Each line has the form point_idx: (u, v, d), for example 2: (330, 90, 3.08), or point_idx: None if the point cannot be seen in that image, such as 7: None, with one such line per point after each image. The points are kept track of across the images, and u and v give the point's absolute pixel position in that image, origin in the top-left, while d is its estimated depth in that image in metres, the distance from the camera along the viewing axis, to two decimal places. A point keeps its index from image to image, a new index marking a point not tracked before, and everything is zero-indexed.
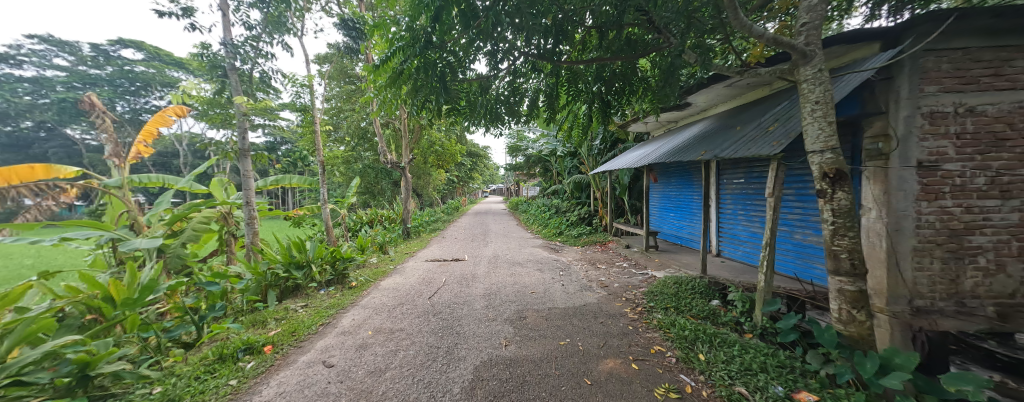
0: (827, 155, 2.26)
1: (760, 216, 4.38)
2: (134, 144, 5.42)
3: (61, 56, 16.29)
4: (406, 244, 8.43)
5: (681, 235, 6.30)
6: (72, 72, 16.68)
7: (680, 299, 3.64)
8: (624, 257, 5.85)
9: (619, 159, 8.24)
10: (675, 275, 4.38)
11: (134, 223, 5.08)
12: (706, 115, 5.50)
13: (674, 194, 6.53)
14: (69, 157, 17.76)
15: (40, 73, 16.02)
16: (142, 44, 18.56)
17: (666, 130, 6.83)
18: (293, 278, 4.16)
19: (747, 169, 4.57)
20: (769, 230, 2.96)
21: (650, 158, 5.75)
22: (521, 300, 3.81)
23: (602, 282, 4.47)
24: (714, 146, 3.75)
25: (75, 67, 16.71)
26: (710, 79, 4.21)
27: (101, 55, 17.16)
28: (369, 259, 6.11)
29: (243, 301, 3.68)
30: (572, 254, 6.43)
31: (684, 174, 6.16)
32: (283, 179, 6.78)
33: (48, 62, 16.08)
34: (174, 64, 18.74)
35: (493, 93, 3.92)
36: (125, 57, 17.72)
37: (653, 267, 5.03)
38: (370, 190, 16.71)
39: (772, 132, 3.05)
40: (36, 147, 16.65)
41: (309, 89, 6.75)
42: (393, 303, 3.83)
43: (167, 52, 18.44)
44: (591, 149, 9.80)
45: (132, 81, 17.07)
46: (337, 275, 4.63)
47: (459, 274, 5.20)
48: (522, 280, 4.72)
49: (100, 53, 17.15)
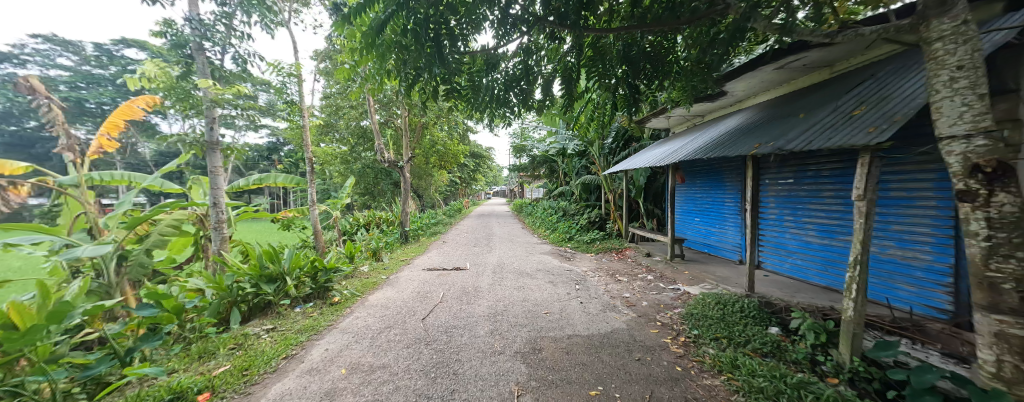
0: (977, 142, 1.55)
1: (816, 223, 3.70)
2: (98, 136, 4.86)
3: (65, 56, 16.02)
4: (403, 249, 7.81)
5: (708, 242, 5.63)
6: (76, 72, 16.28)
7: (730, 326, 2.95)
8: (646, 267, 5.16)
9: (635, 158, 7.54)
10: (715, 293, 3.68)
11: (92, 226, 4.47)
12: (743, 106, 4.83)
13: (700, 196, 5.84)
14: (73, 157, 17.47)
15: (43, 73, 15.75)
16: (145, 44, 18.28)
17: (692, 126, 6.15)
18: (262, 294, 3.51)
19: (799, 168, 3.89)
20: (861, 244, 2.27)
21: (676, 156, 5.06)
22: (534, 324, 3.14)
23: (628, 300, 3.79)
24: (771, 138, 3.06)
25: (79, 67, 16.36)
26: (757, 60, 3.57)
27: (104, 55, 16.92)
28: (360, 268, 5.47)
29: (197, 324, 3.04)
30: (586, 263, 5.74)
31: (714, 174, 5.48)
32: (267, 178, 6.14)
33: (51, 61, 15.82)
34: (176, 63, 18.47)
35: (501, 74, 3.26)
36: (128, 57, 17.42)
37: (683, 281, 4.33)
38: (369, 191, 16.12)
39: (860, 117, 2.37)
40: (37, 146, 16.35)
41: (297, 80, 6.15)
42: (380, 326, 3.17)
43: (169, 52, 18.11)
44: (602, 148, 9.13)
45: None
46: (317, 288, 3.98)
47: (459, 286, 4.53)
48: (533, 296, 4.04)
49: (104, 52, 16.92)
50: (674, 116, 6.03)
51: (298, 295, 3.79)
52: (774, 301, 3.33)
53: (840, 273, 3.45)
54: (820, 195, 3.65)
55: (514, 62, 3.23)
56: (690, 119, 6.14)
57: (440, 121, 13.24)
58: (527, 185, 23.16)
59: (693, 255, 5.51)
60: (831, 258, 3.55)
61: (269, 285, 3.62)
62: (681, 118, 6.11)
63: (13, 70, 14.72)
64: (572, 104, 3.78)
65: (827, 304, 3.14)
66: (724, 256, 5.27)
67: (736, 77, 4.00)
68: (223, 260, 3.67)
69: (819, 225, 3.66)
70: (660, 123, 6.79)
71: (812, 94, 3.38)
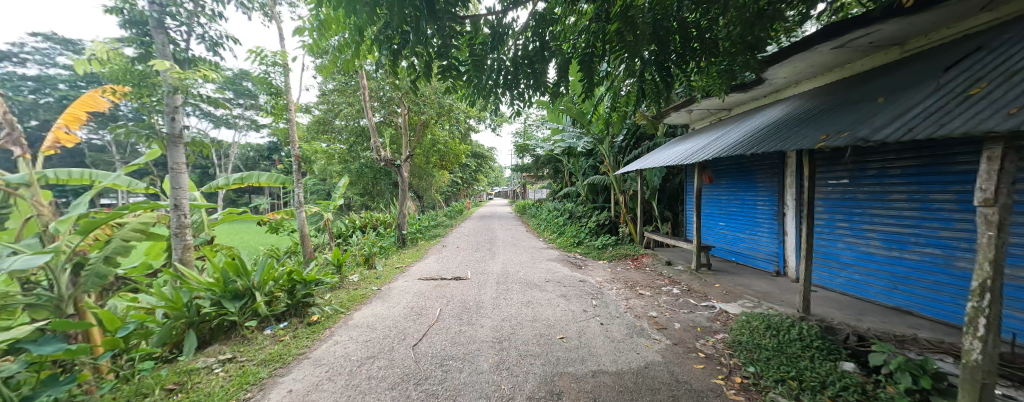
0: None
1: (880, 232, 3.14)
2: (53, 130, 4.33)
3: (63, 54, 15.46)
4: (399, 255, 7.29)
5: (736, 250, 5.06)
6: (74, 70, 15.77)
7: (793, 359, 2.37)
8: (669, 278, 4.59)
9: (650, 157, 6.98)
10: (761, 313, 3.11)
11: (43, 231, 3.85)
12: (780, 97, 4.28)
13: (727, 198, 5.26)
14: (71, 156, 17.17)
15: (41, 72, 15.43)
16: None
17: (715, 121, 5.61)
18: (225, 314, 2.97)
19: (856, 167, 3.33)
20: (990, 266, 1.70)
21: (702, 153, 4.48)
22: (548, 355, 2.58)
23: (656, 321, 3.22)
24: (841, 126, 2.48)
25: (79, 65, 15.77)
26: (815, 37, 3.01)
27: None
28: (348, 277, 4.90)
29: (139, 353, 2.50)
30: (600, 273, 5.18)
31: (744, 173, 4.93)
32: (249, 176, 5.60)
33: (49, 60, 14.88)
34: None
35: (508, 51, 2.72)
36: None
37: (716, 297, 3.76)
38: (368, 192, 15.64)
39: (984, 95, 1.81)
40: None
41: (282, 69, 5.60)
42: (361, 356, 2.61)
43: None
44: (612, 146, 8.56)
45: None
46: (294, 304, 3.44)
47: (459, 300, 3.98)
48: (545, 314, 3.49)
49: None
50: (696, 109, 5.50)
51: (270, 313, 3.24)
52: (837, 326, 2.76)
53: (913, 291, 2.91)
54: (886, 199, 3.08)
55: (524, 37, 2.72)
56: (713, 113, 5.59)
57: (441, 120, 12.75)
58: (529, 186, 22.57)
59: (721, 265, 4.93)
60: (901, 274, 2.99)
61: (234, 302, 3.07)
62: (703, 112, 5.57)
63: (10, 69, 14.44)
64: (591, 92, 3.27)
65: (907, 332, 2.58)
66: (755, 266, 4.73)
67: (782, 61, 3.44)
68: (182, 271, 3.14)
69: (884, 233, 3.10)
70: (678, 118, 6.25)
71: (878, 79, 2.84)
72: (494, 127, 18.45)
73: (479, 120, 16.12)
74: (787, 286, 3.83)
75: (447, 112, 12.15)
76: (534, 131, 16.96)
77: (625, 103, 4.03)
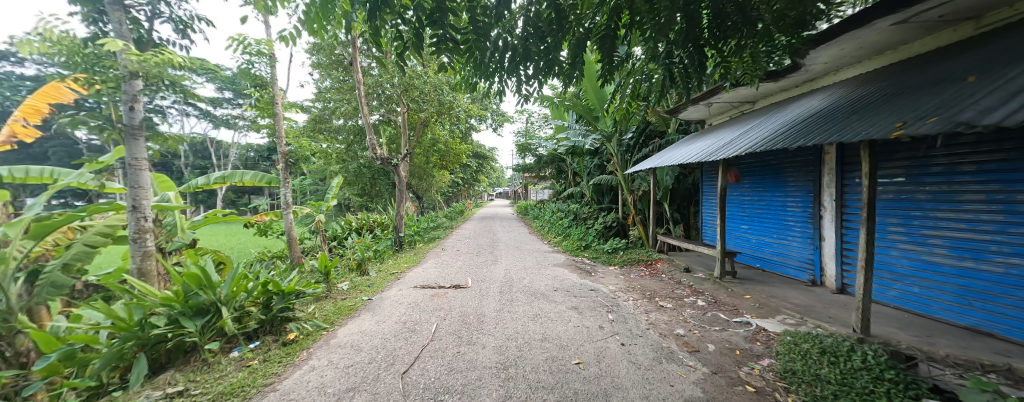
0: None
1: (948, 238, 2.70)
2: (10, 123, 4.00)
3: None
4: (395, 259, 6.88)
5: (763, 255, 4.60)
6: None
7: (866, 396, 1.92)
8: (690, 288, 4.14)
9: (663, 155, 6.53)
10: (809, 334, 2.66)
11: None
12: (815, 87, 3.86)
13: (753, 199, 4.81)
14: None
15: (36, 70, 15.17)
16: None
17: (736, 116, 5.19)
18: (183, 334, 2.53)
19: (916, 162, 2.89)
20: None
21: (726, 150, 4.01)
22: (563, 387, 2.14)
23: (685, 341, 2.77)
24: (926, 111, 2.02)
25: None
26: (877, 10, 2.55)
27: None
28: (337, 286, 4.47)
29: (71, 385, 2.08)
30: (612, 280, 4.73)
31: (772, 172, 4.49)
32: (232, 175, 5.17)
33: None
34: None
35: (514, 23, 2.29)
36: None
37: (750, 311, 3.31)
38: (367, 192, 15.30)
39: None
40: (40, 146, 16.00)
41: (268, 60, 5.17)
42: (339, 388, 2.18)
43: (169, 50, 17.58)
44: (621, 144, 8.13)
45: None
46: (268, 320, 3.01)
47: (458, 314, 3.55)
48: (555, 331, 3.04)
49: None
50: (715, 103, 5.08)
51: (238, 331, 2.81)
52: (908, 352, 2.31)
53: (992, 308, 2.47)
54: (956, 200, 2.64)
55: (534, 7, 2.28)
56: (734, 107, 5.17)
57: (442, 118, 12.34)
58: (531, 187, 22.16)
59: (746, 272, 4.48)
60: (978, 288, 2.55)
61: (195, 319, 2.63)
62: (723, 106, 5.15)
63: (7, 67, 14.22)
64: (611, 74, 2.86)
65: (1000, 361, 2.12)
66: (785, 274, 4.30)
67: (828, 41, 2.99)
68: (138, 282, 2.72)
69: (955, 241, 2.65)
70: (695, 113, 5.82)
71: (952, 60, 2.40)
72: (495, 126, 18.05)
73: (480, 119, 15.71)
74: (830, 298, 3.38)
75: (448, 110, 11.73)
76: (536, 130, 16.53)
77: (646, 91, 3.63)
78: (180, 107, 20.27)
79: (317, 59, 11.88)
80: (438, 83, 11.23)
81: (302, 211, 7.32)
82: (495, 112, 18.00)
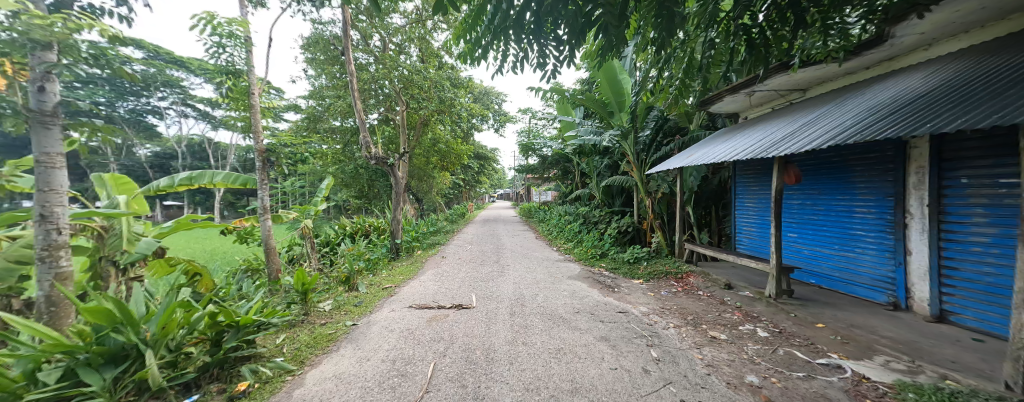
0: None
1: None
2: None
3: None
4: (390, 269, 6.23)
5: (827, 272, 3.89)
6: None
7: None
8: (741, 311, 3.43)
9: (691, 154, 5.82)
10: (940, 389, 1.95)
11: None
12: (897, 66, 3.18)
13: (811, 204, 4.11)
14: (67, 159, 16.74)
15: None
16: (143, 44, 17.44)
17: (781, 107, 4.50)
18: (81, 394, 1.80)
19: None
20: None
21: (786, 143, 3.26)
22: None
23: (767, 397, 2.06)
24: None
25: None
26: None
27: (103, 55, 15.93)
28: (316, 307, 3.77)
29: None
30: (642, 299, 4.03)
31: (834, 172, 3.80)
32: (201, 175, 4.47)
33: None
34: (177, 63, 17.77)
35: None
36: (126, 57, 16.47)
37: (833, 347, 2.59)
38: (364, 194, 14.67)
39: None
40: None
41: (242, 42, 4.48)
42: None
43: (169, 52, 17.32)
44: (638, 142, 7.43)
45: (135, 82, 16.18)
46: (215, 363, 2.32)
47: (462, 346, 2.87)
48: (587, 377, 2.34)
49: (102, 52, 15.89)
50: (758, 92, 4.39)
51: (168, 383, 2.07)
52: None
53: None
54: None
55: None
56: (779, 97, 4.48)
57: (442, 116, 11.68)
58: (534, 188, 21.52)
59: (803, 291, 3.78)
60: None
61: (104, 370, 1.92)
62: (767, 95, 4.47)
63: None
64: (668, 38, 2.21)
65: None
66: (852, 292, 3.60)
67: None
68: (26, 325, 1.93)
69: None
70: (729, 105, 5.14)
71: None
72: (497, 126, 17.39)
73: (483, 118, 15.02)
74: (934, 331, 2.66)
75: (448, 107, 11.08)
76: (540, 130, 15.84)
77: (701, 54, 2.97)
78: (177, 108, 19.84)
79: (311, 54, 11.27)
80: (438, 79, 10.58)
81: (288, 214, 6.64)
82: (497, 111, 17.34)
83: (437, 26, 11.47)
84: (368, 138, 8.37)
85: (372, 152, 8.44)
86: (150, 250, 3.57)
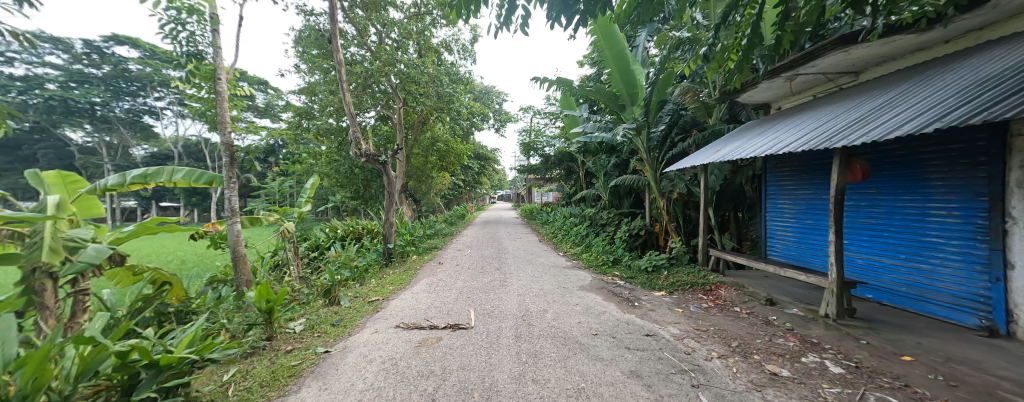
0: None
1: None
2: None
3: (56, 54, 14.64)
4: (380, 277, 5.64)
5: (895, 288, 3.26)
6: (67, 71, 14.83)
7: None
8: (796, 336, 2.82)
9: (716, 149, 5.20)
10: None
11: None
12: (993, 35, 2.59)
13: (867, 207, 3.51)
14: (62, 159, 16.47)
15: (32, 72, 14.45)
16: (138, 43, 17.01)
17: (827, 93, 3.91)
18: None
19: None
20: None
21: (859, 127, 2.58)
22: None
23: None
24: None
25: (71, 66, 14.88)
26: None
27: (95, 52, 15.37)
28: (282, 329, 3.16)
29: None
30: (670, 318, 3.43)
31: (901, 168, 3.20)
32: (158, 172, 3.87)
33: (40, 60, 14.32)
34: (171, 61, 17.31)
35: None
36: (120, 55, 16.03)
37: (938, 392, 1.98)
38: (360, 195, 14.11)
39: None
40: (24, 147, 15.25)
41: (207, 20, 3.90)
42: None
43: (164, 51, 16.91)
44: (651, 138, 6.83)
45: (130, 81, 15.79)
46: None
47: (455, 385, 2.26)
48: None
49: (95, 50, 15.38)
50: (800, 76, 3.80)
51: None
52: None
53: None
54: None
55: None
56: (825, 81, 3.89)
57: (441, 114, 11.12)
58: (536, 189, 20.86)
59: (865, 309, 3.17)
60: None
61: None
62: (811, 80, 3.87)
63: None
64: None
65: None
66: (928, 312, 3.00)
67: None
68: None
69: None
70: (762, 94, 4.56)
71: None
72: (499, 125, 16.83)
73: (483, 117, 14.46)
74: None
75: (446, 103, 10.51)
76: (542, 129, 15.23)
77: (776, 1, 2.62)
78: (173, 107, 19.46)
79: (304, 48, 10.76)
80: (437, 73, 10.01)
81: (267, 217, 6.04)
82: (499, 110, 16.79)
83: (436, 21, 10.97)
84: (358, 134, 7.76)
85: (362, 149, 7.83)
86: (93, 261, 2.95)
